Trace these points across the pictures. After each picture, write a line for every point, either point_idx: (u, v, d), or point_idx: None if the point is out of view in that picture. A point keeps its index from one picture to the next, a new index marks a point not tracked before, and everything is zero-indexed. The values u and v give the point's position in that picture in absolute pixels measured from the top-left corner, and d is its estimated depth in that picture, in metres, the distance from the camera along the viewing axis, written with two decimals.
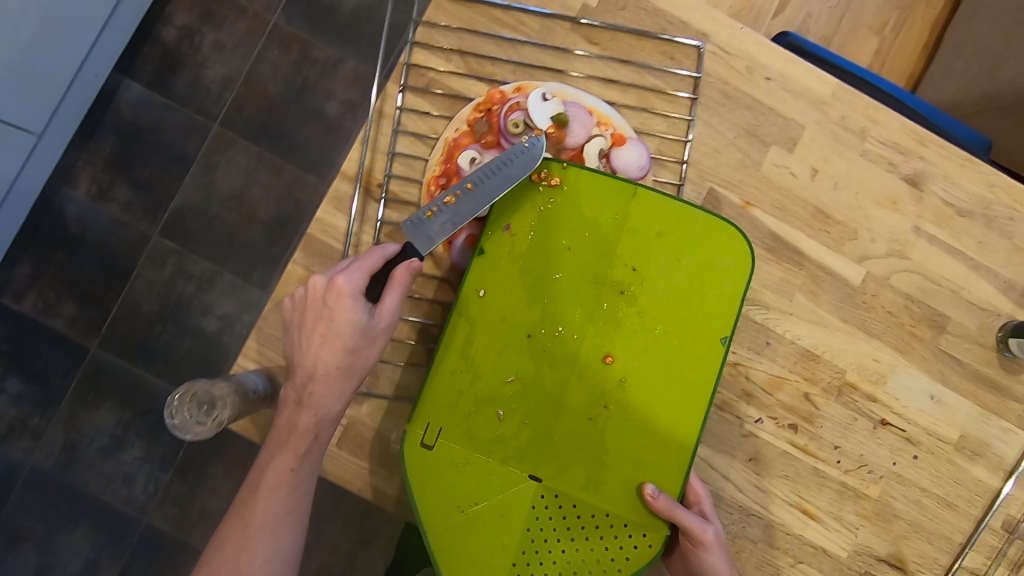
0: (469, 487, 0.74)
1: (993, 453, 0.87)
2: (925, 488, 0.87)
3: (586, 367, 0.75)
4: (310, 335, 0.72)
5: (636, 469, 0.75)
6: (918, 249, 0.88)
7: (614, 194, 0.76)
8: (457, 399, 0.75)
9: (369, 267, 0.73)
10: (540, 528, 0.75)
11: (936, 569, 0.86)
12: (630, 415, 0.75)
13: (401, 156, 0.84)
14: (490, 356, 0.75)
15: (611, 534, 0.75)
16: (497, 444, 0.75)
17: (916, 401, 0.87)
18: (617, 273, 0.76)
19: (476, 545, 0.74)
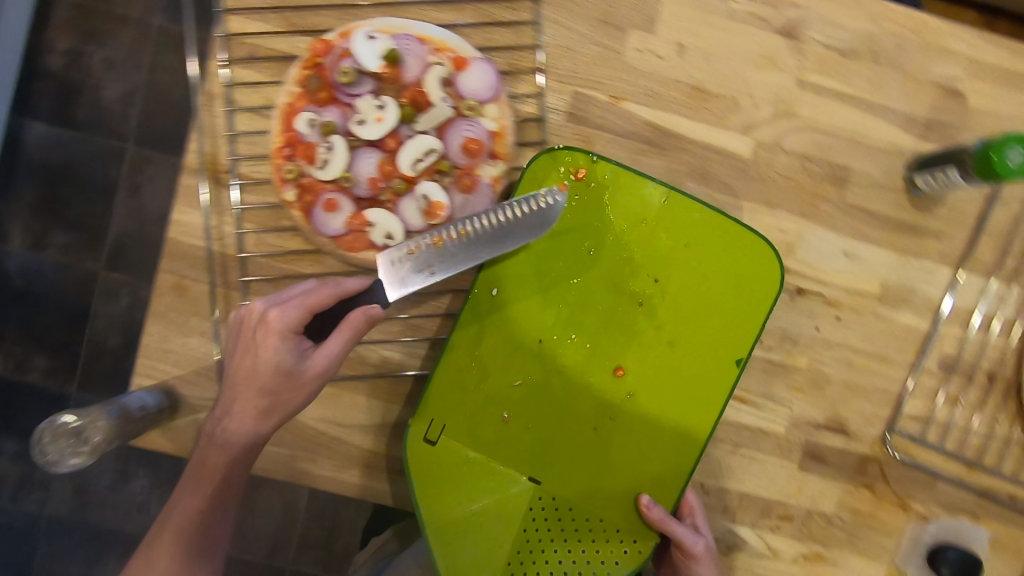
0: (471, 465, 0.77)
1: (918, 297, 0.85)
2: (854, 347, 0.85)
3: (596, 376, 0.77)
4: (236, 370, 0.68)
5: (636, 475, 0.79)
6: (806, 103, 0.83)
7: (648, 200, 0.77)
8: (461, 398, 0.76)
9: (312, 302, 0.68)
10: (541, 562, 0.78)
11: (877, 423, 0.86)
12: (632, 428, 0.78)
13: (243, 134, 0.79)
14: (499, 358, 0.76)
15: (604, 539, 0.79)
16: (506, 465, 0.78)
17: (830, 261, 0.84)
18: (638, 283, 0.76)
19: (475, 527, 0.77)
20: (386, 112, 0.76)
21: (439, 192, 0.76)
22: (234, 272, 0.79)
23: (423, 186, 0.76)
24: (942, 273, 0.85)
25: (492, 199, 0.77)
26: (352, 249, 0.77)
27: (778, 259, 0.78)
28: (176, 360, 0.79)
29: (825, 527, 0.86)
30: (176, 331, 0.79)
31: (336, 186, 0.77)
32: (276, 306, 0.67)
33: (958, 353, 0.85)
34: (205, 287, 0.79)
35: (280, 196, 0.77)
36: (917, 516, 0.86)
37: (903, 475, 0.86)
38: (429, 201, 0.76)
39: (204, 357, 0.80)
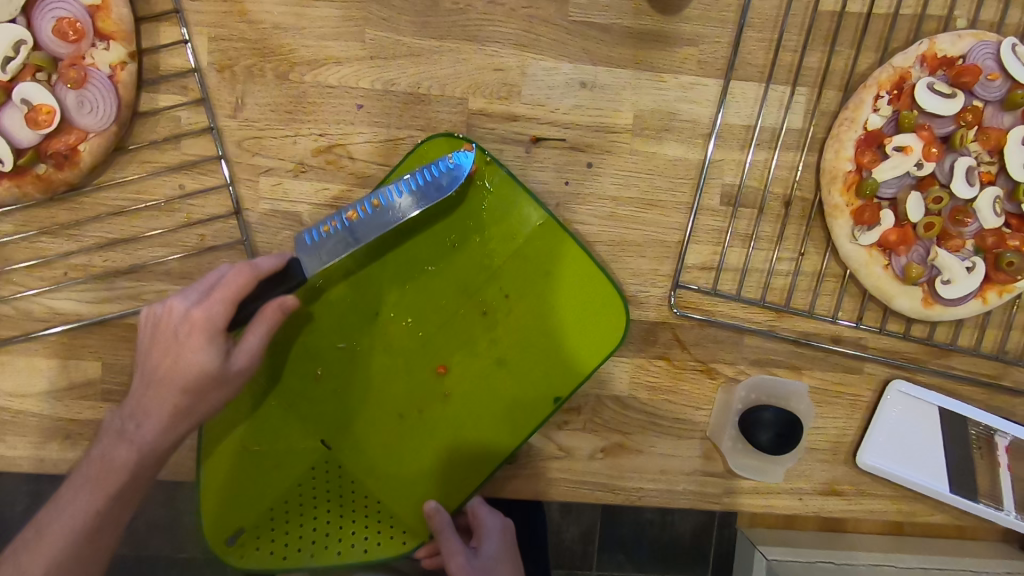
0: (264, 422, 0.69)
1: (682, 121, 0.70)
2: (614, 196, 0.70)
3: (419, 369, 0.71)
4: (153, 369, 0.56)
5: (425, 472, 0.71)
6: None
7: (518, 220, 0.69)
8: (280, 340, 0.69)
9: (236, 291, 0.56)
10: (307, 509, 0.69)
11: (660, 282, 0.72)
12: (438, 424, 0.71)
13: None
14: (326, 302, 0.69)
15: (368, 525, 0.70)
16: (311, 421, 0.71)
17: (565, 97, 0.69)
18: (487, 290, 0.70)
19: (245, 478, 0.68)
20: None
21: (40, 92, 0.61)
22: None
23: (19, 88, 0.61)
24: (708, 86, 0.70)
25: (114, 91, 0.63)
26: None
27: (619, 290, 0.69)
28: None
29: (621, 412, 0.74)
30: None
31: None
32: (199, 316, 0.56)
33: (741, 181, 0.71)
34: None
35: None
36: (725, 381, 0.74)
37: (702, 337, 0.73)
38: (31, 105, 0.62)
39: None
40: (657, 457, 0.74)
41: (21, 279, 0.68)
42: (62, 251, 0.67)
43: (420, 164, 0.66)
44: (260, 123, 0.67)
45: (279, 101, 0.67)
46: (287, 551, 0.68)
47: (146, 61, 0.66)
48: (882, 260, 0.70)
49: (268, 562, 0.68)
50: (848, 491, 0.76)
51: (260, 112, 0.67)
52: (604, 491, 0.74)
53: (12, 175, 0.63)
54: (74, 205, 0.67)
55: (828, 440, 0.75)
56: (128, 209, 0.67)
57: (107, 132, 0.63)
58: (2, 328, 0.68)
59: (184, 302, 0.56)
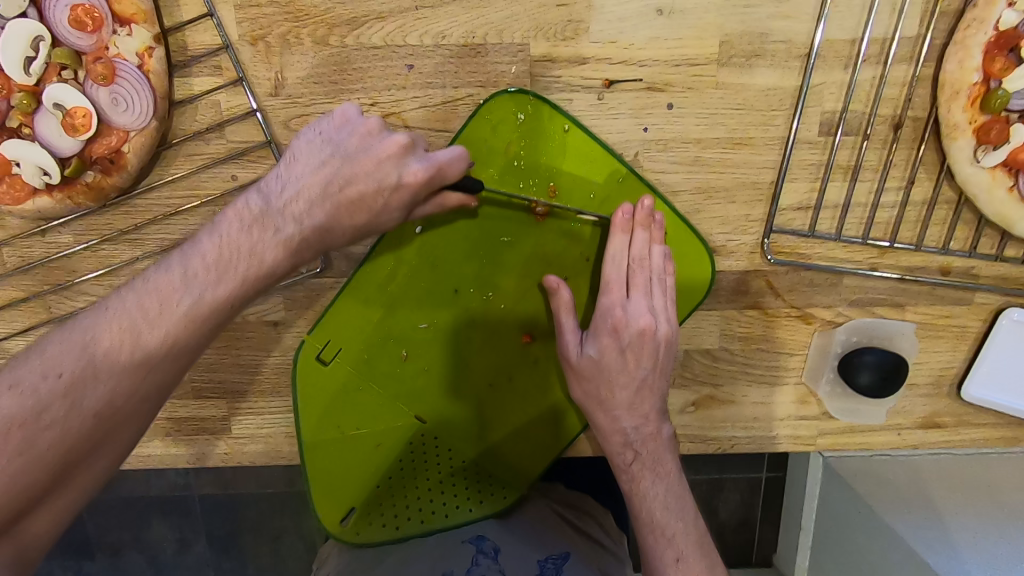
0: (356, 408, 0.69)
1: (775, 43, 0.61)
2: (699, 138, 0.63)
3: (504, 340, 0.69)
4: (342, 189, 0.54)
5: (516, 434, 0.72)
6: None
7: (595, 179, 0.63)
8: (362, 329, 0.67)
9: (444, 169, 0.55)
10: (411, 480, 0.71)
11: (751, 229, 0.66)
12: (527, 388, 0.71)
13: None
14: (405, 287, 0.66)
15: (470, 486, 0.73)
16: (403, 399, 0.70)
17: (638, 30, 0.60)
18: (563, 254, 0.66)
19: (350, 461, 0.69)
20: None
21: (71, 94, 0.57)
22: None
23: (47, 92, 0.57)
24: None
25: (146, 82, 0.57)
26: (12, 201, 0.60)
27: (705, 242, 0.65)
28: None
29: (710, 365, 0.71)
30: None
31: None
32: (330, 168, 0.54)
33: (844, 106, 0.62)
34: None
35: None
36: (822, 325, 0.70)
37: (796, 282, 0.68)
38: (65, 109, 0.57)
39: None
40: (749, 406, 0.73)
41: (91, 288, 0.66)
42: (127, 257, 0.65)
43: (488, 133, 0.61)
44: (305, 98, 0.61)
45: (322, 70, 0.60)
46: (398, 521, 0.71)
47: (172, 42, 0.59)
48: (1007, 182, 0.62)
49: (386, 532, 0.71)
50: (948, 423, 0.74)
51: (303, 85, 0.61)
52: (695, 442, 0.73)
53: (62, 186, 0.60)
54: (129, 208, 0.64)
55: (930, 375, 0.72)
56: (183, 208, 0.63)
57: (148, 129, 0.58)
58: None
59: (310, 140, 0.55)
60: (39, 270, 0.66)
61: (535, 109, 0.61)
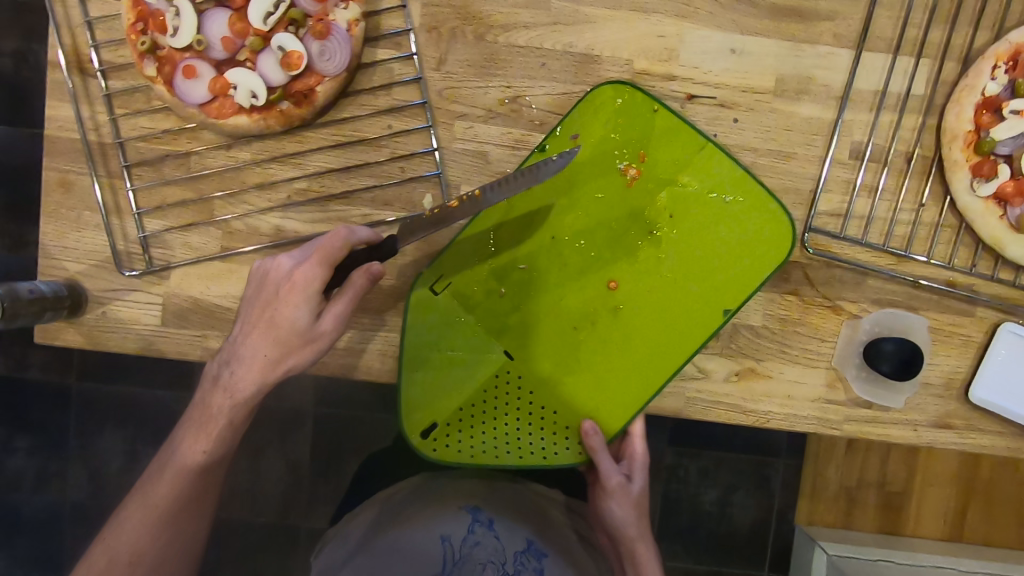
0: (455, 334, 0.80)
1: (818, 85, 0.80)
2: (757, 148, 0.81)
3: (590, 286, 0.81)
4: (257, 321, 0.71)
5: (597, 381, 0.81)
6: None
7: (681, 150, 0.78)
8: (470, 264, 0.80)
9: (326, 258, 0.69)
10: (491, 411, 0.81)
11: (794, 226, 0.81)
12: (610, 335, 0.81)
13: (98, 20, 0.78)
14: (508, 234, 0.80)
15: (549, 426, 0.82)
16: (496, 331, 0.81)
17: (716, 61, 0.80)
18: (652, 212, 0.79)
19: (440, 384, 0.80)
20: None
21: (293, 41, 0.75)
22: (116, 160, 0.80)
23: (276, 38, 0.75)
24: (842, 56, 0.80)
25: (349, 42, 0.76)
26: (220, 116, 0.77)
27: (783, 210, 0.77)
28: (74, 256, 0.81)
29: (753, 340, 0.82)
30: (70, 228, 0.81)
31: (192, 54, 0.76)
32: (260, 302, 0.71)
33: (869, 139, 0.80)
34: (89, 179, 0.80)
35: (142, 73, 0.77)
36: (849, 317, 0.82)
37: (828, 277, 0.82)
38: (284, 52, 0.75)
39: (99, 249, 0.81)
40: (784, 383, 0.83)
41: (252, 200, 0.81)
42: (289, 177, 0.80)
43: (593, 111, 0.78)
44: (459, 75, 0.80)
45: (476, 57, 0.80)
46: (474, 448, 0.81)
47: (370, 22, 0.79)
48: (998, 211, 0.78)
49: (458, 455, 0.80)
50: (959, 425, 0.83)
51: (460, 66, 0.80)
52: (734, 411, 0.82)
53: (261, 110, 0.77)
54: (302, 137, 0.80)
55: (941, 376, 0.83)
56: (346, 143, 0.80)
57: (340, 76, 0.76)
58: (234, 239, 0.81)
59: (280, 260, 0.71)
60: (214, 179, 0.80)
61: (630, 98, 0.78)
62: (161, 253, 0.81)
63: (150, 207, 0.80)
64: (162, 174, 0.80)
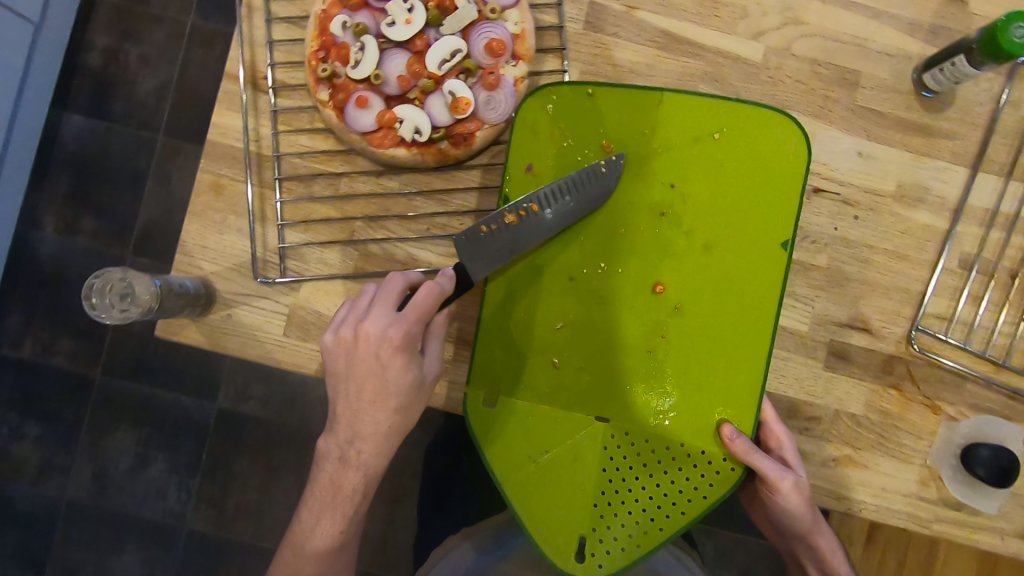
0: (534, 432, 0.77)
1: (934, 196, 0.86)
2: (873, 245, 0.85)
3: (639, 300, 0.78)
4: (352, 390, 0.73)
5: (700, 395, 0.77)
6: (813, 12, 0.86)
7: (669, 134, 0.78)
8: (508, 350, 0.78)
9: (390, 303, 0.73)
10: (621, 487, 0.76)
11: (902, 323, 0.85)
12: (690, 333, 0.77)
13: (280, 43, 0.84)
14: (538, 305, 0.78)
15: (687, 464, 0.77)
16: (558, 398, 0.78)
17: (844, 162, 0.86)
18: (656, 196, 0.78)
19: (556, 486, 0.76)
20: (416, 14, 0.80)
21: (464, 88, 0.80)
22: (270, 172, 0.84)
23: (449, 83, 0.80)
24: (958, 172, 0.86)
25: (514, 97, 0.81)
26: (381, 145, 0.81)
27: (758, 103, 0.78)
28: (211, 257, 0.83)
29: (854, 428, 0.84)
30: (212, 230, 0.84)
31: (366, 85, 0.81)
32: (339, 366, 0.73)
33: (978, 252, 0.86)
34: (242, 187, 0.84)
35: (314, 96, 0.82)
36: (947, 418, 0.85)
37: (930, 376, 0.85)
38: (454, 96, 0.80)
39: (239, 253, 0.83)
40: (880, 475, 0.84)
41: (392, 227, 0.84)
42: (431, 211, 0.84)
43: (530, 132, 0.78)
44: None
45: None
46: (633, 528, 0.76)
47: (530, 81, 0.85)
48: None
49: (623, 557, 0.75)
50: None
51: None
52: (830, 496, 0.83)
53: (420, 145, 0.82)
54: (449, 176, 0.85)
55: None
56: (491, 186, 0.84)
57: (499, 126, 0.82)
58: (368, 262, 0.83)
59: (336, 329, 0.74)
60: (360, 202, 0.84)
61: (558, 97, 0.78)
62: (296, 265, 0.83)
63: (294, 221, 0.83)
64: (311, 191, 0.84)
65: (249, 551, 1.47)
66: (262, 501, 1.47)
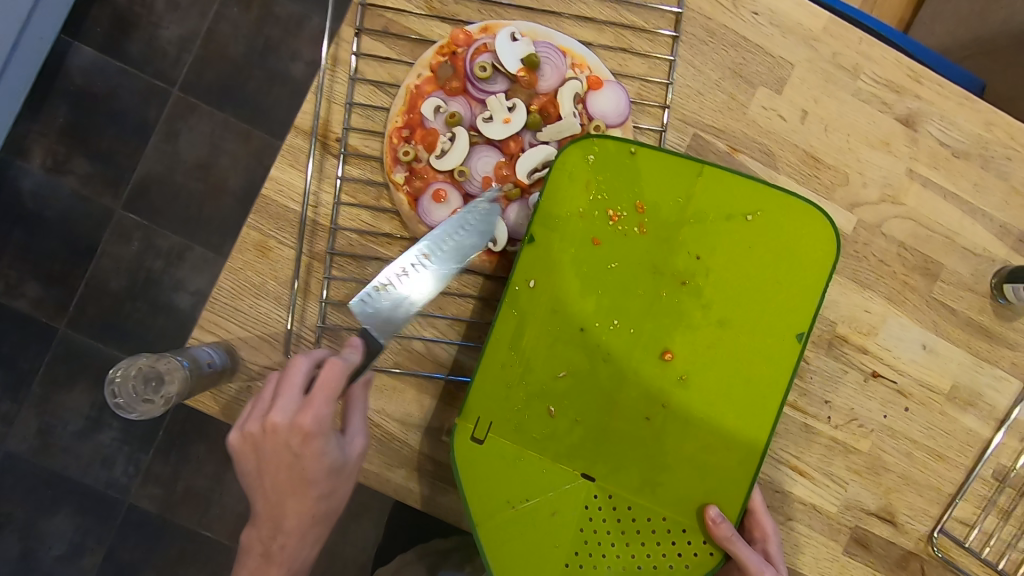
0: (517, 480, 0.68)
1: (985, 403, 0.85)
2: (916, 440, 0.84)
3: (644, 362, 0.70)
4: (280, 483, 0.61)
5: (694, 471, 0.69)
6: (912, 193, 0.83)
7: (704, 203, 0.70)
8: (500, 391, 0.69)
9: (294, 386, 0.61)
10: (595, 551, 0.68)
11: (926, 521, 0.85)
12: (691, 408, 0.70)
13: (360, 106, 0.77)
14: (542, 349, 0.69)
15: (667, 540, 0.69)
16: (546, 448, 0.69)
17: (908, 352, 0.84)
18: (679, 260, 0.70)
19: (530, 539, 0.67)
20: (516, 115, 0.74)
21: None
22: (323, 243, 0.77)
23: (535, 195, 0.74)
24: (1012, 385, 0.85)
25: None
26: None
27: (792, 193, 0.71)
28: (241, 322, 0.76)
29: None
30: (247, 292, 0.76)
31: (446, 177, 0.75)
32: (267, 465, 0.60)
33: (1013, 466, 0.85)
34: (290, 252, 0.77)
35: (387, 175, 0.76)
36: None
37: None
38: None
39: (272, 324, 0.77)
40: None
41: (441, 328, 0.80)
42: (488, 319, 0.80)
43: (567, 178, 0.70)
44: None
45: None
46: None
47: None
48: None
49: None
50: None
51: None
52: None
53: (492, 253, 0.75)
54: None
55: None
56: None
57: None
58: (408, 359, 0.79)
59: (252, 418, 0.61)
60: None
61: (600, 149, 0.71)
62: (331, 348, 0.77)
63: (339, 300, 0.77)
64: (363, 273, 0.77)
65: (192, 538, 1.33)
66: (214, 490, 1.34)
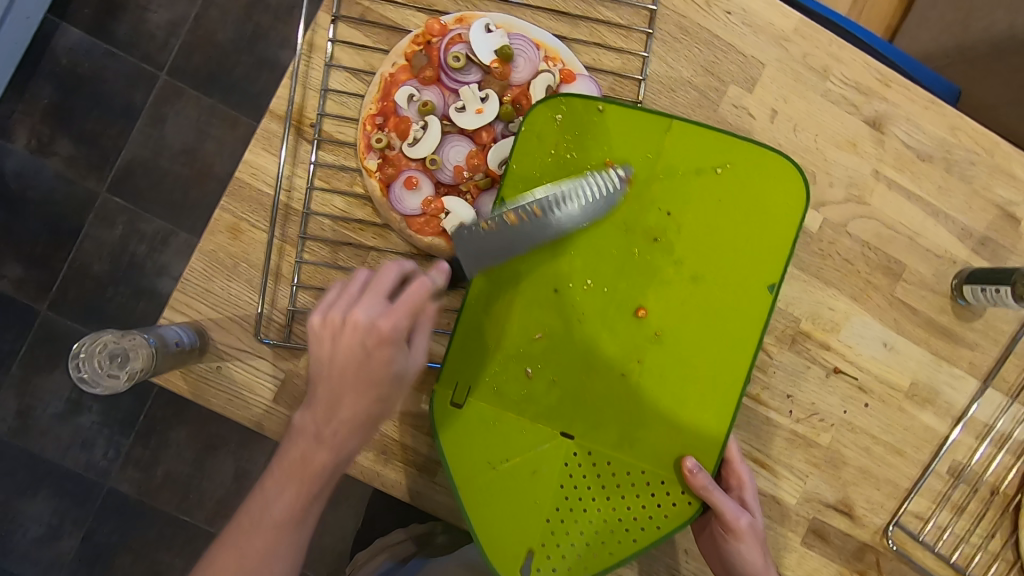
0: (496, 441, 0.71)
1: (943, 401, 0.87)
2: (874, 435, 0.87)
3: (617, 321, 0.70)
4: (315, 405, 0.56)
5: (670, 425, 0.70)
6: (877, 194, 0.85)
7: (671, 156, 0.70)
8: (478, 354, 0.71)
9: (383, 289, 0.58)
10: (576, 503, 0.70)
11: (882, 514, 0.87)
12: (665, 364, 0.70)
13: (335, 93, 0.78)
14: (517, 314, 0.70)
15: (645, 492, 0.70)
16: (522, 408, 0.71)
17: (870, 349, 0.86)
18: (647, 215, 0.70)
19: (510, 496, 0.70)
20: (488, 105, 0.75)
21: None
22: (295, 227, 0.78)
23: None
24: (970, 383, 0.87)
25: None
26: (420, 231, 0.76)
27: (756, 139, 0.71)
28: (213, 304, 0.77)
29: None
30: (219, 274, 0.77)
31: (418, 165, 0.76)
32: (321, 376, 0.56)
33: (968, 463, 0.87)
34: (262, 236, 0.78)
35: (361, 162, 0.77)
36: None
37: (896, 569, 0.87)
38: None
39: (243, 307, 0.77)
40: None
41: None
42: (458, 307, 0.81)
43: (536, 140, 0.71)
44: None
45: None
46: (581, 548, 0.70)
47: None
48: None
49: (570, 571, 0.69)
50: None
51: None
52: None
53: None
54: None
55: None
56: None
57: None
58: None
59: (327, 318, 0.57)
60: None
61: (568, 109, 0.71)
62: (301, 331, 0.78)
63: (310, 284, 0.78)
64: (335, 257, 0.78)
65: (170, 522, 1.33)
66: (193, 475, 1.34)
